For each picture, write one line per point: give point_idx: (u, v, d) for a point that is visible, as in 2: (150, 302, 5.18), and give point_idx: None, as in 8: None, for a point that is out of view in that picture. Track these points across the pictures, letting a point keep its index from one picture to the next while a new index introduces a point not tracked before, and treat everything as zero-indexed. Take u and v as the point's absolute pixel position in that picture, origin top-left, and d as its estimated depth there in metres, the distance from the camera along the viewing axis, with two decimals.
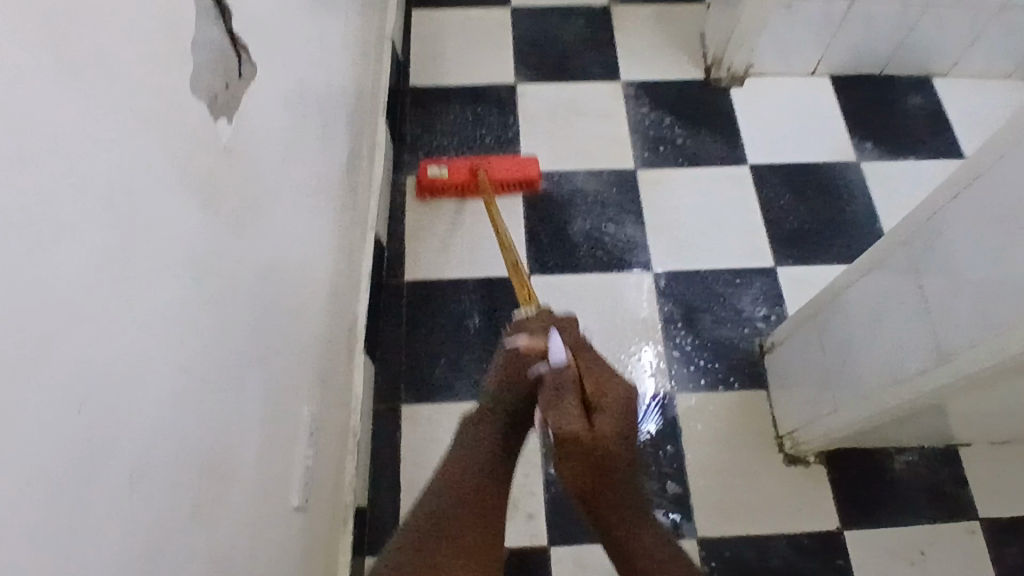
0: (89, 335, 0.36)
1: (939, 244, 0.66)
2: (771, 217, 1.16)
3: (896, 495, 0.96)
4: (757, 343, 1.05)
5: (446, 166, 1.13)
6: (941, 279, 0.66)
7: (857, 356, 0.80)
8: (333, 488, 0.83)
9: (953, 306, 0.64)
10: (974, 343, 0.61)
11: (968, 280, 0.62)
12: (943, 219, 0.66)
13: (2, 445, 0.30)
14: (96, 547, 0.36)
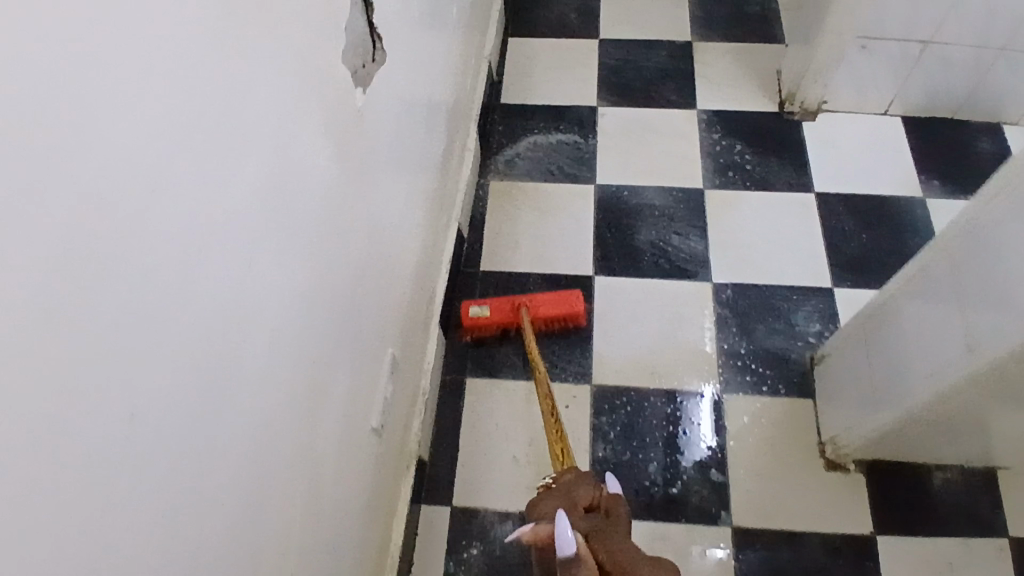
0: (264, 215, 0.48)
1: (969, 252, 0.72)
2: (831, 242, 1.21)
3: (929, 507, 1.00)
4: (808, 356, 1.10)
5: (488, 306, 1.08)
6: (975, 279, 0.71)
7: (899, 359, 0.85)
8: (402, 432, 0.93)
9: (984, 302, 0.69)
10: (1003, 333, 0.66)
11: (998, 276, 0.67)
12: (978, 225, 0.71)
13: (216, 274, 0.41)
14: (251, 375, 0.47)
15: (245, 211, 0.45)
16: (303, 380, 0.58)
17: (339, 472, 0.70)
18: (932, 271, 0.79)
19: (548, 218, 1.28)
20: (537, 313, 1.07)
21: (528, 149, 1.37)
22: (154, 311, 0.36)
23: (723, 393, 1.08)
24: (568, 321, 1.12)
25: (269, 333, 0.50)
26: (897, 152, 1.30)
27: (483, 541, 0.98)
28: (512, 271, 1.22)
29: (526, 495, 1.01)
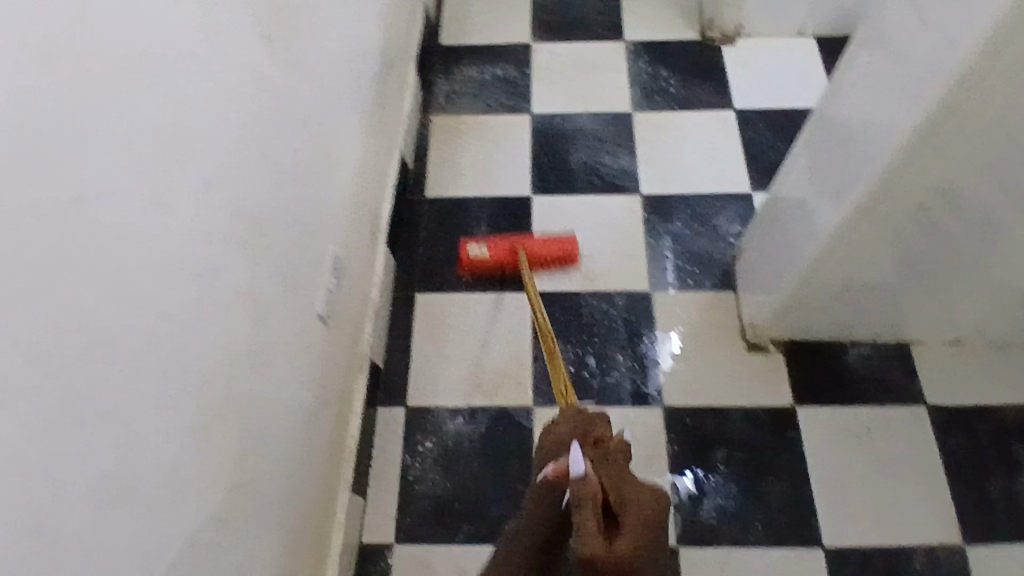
0: (191, 61, 0.56)
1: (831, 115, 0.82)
2: (751, 153, 1.31)
3: (848, 382, 1.08)
4: (729, 254, 1.20)
5: (486, 247, 1.15)
6: (842, 137, 0.80)
7: (795, 227, 0.94)
8: (352, 334, 0.99)
9: (849, 153, 0.79)
10: (862, 176, 0.75)
11: (856, 129, 0.77)
12: (841, 90, 0.81)
13: (122, 105, 0.48)
14: (173, 209, 0.54)
15: (171, 50, 0.53)
16: (238, 243, 0.64)
17: (287, 344, 0.76)
18: (812, 140, 0.89)
19: (488, 147, 1.34)
20: (532, 254, 1.15)
21: (468, 86, 1.42)
22: (59, 119, 0.42)
23: (653, 290, 1.17)
24: (562, 263, 1.19)
25: (203, 171, 0.58)
26: (811, 69, 1.40)
27: (437, 435, 1.06)
28: (455, 195, 1.29)
29: (475, 393, 1.09)
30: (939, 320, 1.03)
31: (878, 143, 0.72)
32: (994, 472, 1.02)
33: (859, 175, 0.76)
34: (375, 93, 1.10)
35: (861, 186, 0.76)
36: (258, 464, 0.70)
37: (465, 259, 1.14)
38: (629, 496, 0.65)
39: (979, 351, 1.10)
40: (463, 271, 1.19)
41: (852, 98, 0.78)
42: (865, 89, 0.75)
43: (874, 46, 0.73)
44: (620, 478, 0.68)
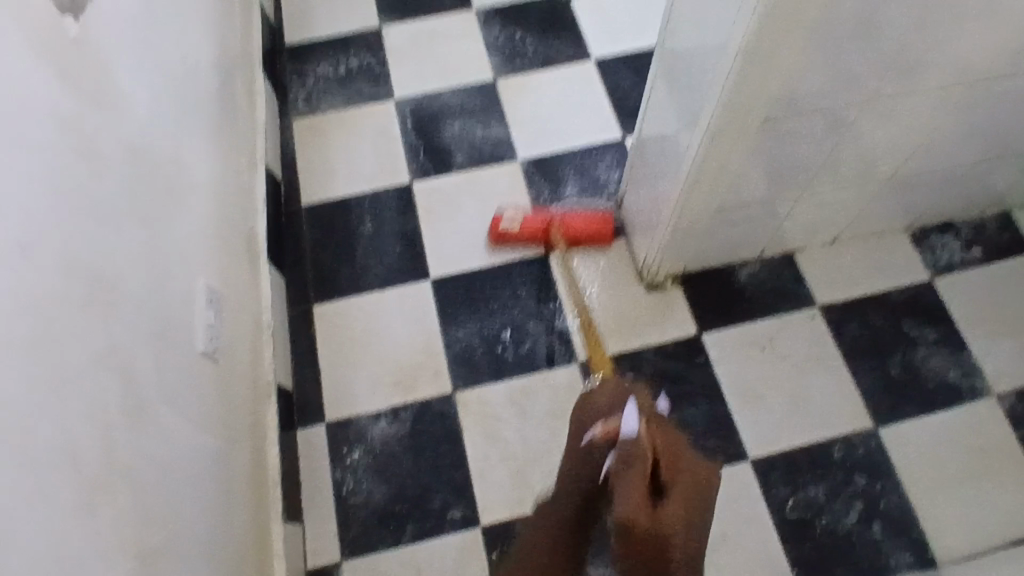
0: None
1: (676, 48, 0.84)
2: (617, 99, 1.32)
3: (745, 299, 1.13)
4: (614, 201, 1.23)
5: (519, 216, 1.15)
6: (687, 69, 0.82)
7: (665, 164, 0.96)
8: (250, 363, 0.95)
9: (695, 82, 0.80)
10: (707, 104, 0.77)
11: (697, 59, 0.78)
12: (678, 22, 0.82)
13: None
14: None
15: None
16: (79, 301, 0.59)
17: (171, 392, 0.72)
18: (664, 72, 0.90)
19: (357, 142, 1.30)
20: (567, 226, 1.14)
21: (324, 83, 1.37)
22: None
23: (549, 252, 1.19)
24: (597, 242, 1.17)
25: (15, 236, 0.52)
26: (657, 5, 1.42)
27: (365, 443, 1.04)
28: (333, 198, 1.24)
29: (394, 392, 1.07)
30: (814, 222, 1.08)
31: (716, 71, 0.74)
32: (889, 352, 1.09)
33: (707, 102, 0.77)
34: (218, 108, 1.03)
35: (709, 114, 0.78)
36: (164, 523, 0.66)
37: (498, 227, 1.14)
38: (687, 471, 0.63)
39: (856, 243, 1.17)
40: (495, 243, 1.17)
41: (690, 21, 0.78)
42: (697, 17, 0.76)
43: None
44: (677, 450, 0.66)
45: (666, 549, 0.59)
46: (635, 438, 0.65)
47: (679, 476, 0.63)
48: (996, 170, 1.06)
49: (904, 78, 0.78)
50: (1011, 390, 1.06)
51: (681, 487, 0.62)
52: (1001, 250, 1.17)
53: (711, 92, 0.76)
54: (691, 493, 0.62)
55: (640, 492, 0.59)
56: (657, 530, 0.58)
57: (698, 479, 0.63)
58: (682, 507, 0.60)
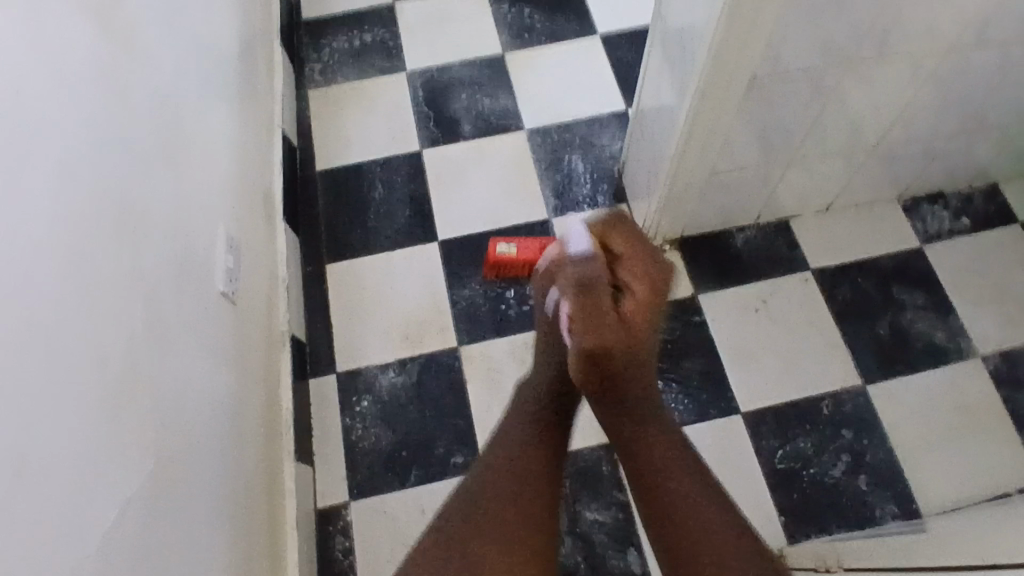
0: (21, 53, 0.55)
1: (673, 10, 0.88)
2: (621, 73, 1.37)
3: (740, 263, 1.17)
4: (616, 170, 1.27)
5: (515, 244, 1.15)
6: (681, 30, 0.86)
7: (661, 125, 1.00)
8: (265, 311, 1.01)
9: (688, 42, 0.85)
10: (697, 62, 0.82)
11: (690, 19, 0.83)
12: None
13: None
14: (36, 195, 0.54)
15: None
16: (111, 225, 0.65)
17: (190, 324, 0.77)
18: (662, 38, 0.95)
19: (370, 112, 1.35)
20: None
21: (339, 55, 1.42)
22: None
23: (552, 217, 1.23)
24: None
25: (56, 161, 0.57)
26: None
27: (372, 392, 1.09)
28: (346, 164, 1.30)
29: (401, 346, 1.13)
30: (807, 188, 1.12)
31: (705, 28, 0.78)
32: (879, 315, 1.13)
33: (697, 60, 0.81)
34: (238, 71, 1.08)
35: (699, 72, 0.82)
36: (183, 438, 0.71)
37: (494, 253, 1.13)
38: (644, 274, 0.72)
39: (850, 211, 1.21)
40: (489, 273, 1.16)
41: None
42: None
43: None
44: (640, 253, 0.74)
45: (630, 360, 0.70)
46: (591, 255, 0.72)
47: (635, 282, 0.72)
48: (985, 139, 1.09)
49: (886, 38, 0.81)
50: (996, 352, 1.09)
51: (638, 294, 0.71)
52: (992, 220, 1.20)
53: (700, 49, 0.80)
54: (650, 296, 0.72)
55: (604, 314, 0.69)
56: (629, 334, 0.69)
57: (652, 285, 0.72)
58: (642, 300, 0.71)
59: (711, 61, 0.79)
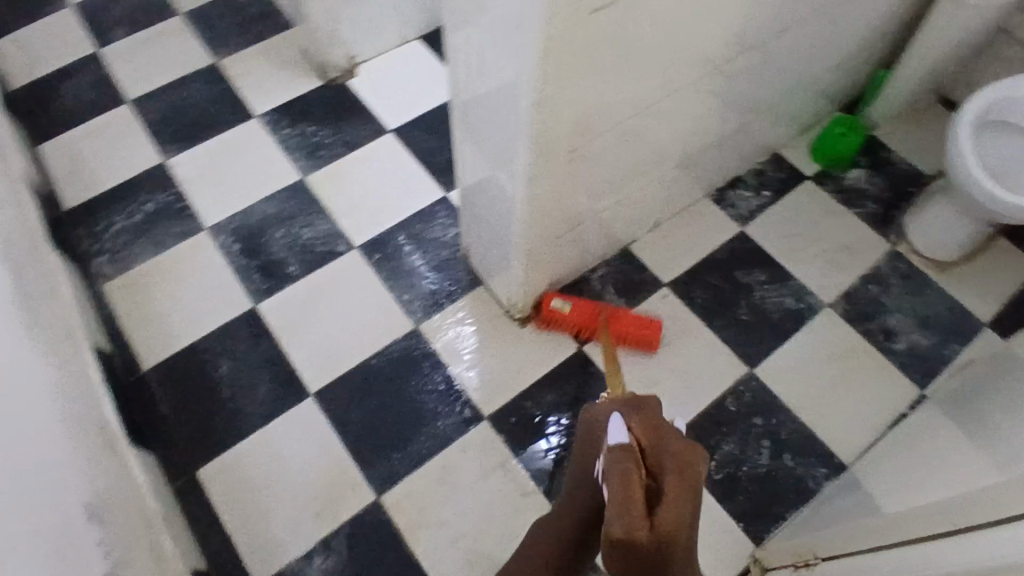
0: None
1: (471, 104, 0.91)
2: (426, 160, 1.38)
3: (605, 301, 1.22)
4: (459, 255, 1.27)
5: (570, 302, 1.14)
6: (486, 119, 0.89)
7: (494, 206, 1.02)
8: (153, 559, 0.85)
9: (498, 130, 0.87)
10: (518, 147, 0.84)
11: (493, 109, 0.85)
12: (465, 80, 0.88)
13: None
14: None
15: None
16: None
17: None
18: (466, 131, 0.97)
19: (183, 283, 1.22)
20: (616, 327, 1.13)
21: (125, 235, 1.28)
22: None
23: (417, 324, 1.19)
24: (643, 345, 1.16)
25: None
26: (431, 65, 1.50)
27: None
28: (178, 349, 1.16)
29: (318, 523, 1.02)
30: (637, 215, 1.20)
31: (515, 114, 0.80)
32: (737, 302, 1.23)
33: (517, 143, 0.84)
34: (19, 300, 0.93)
35: (523, 155, 0.84)
36: None
37: (546, 309, 1.14)
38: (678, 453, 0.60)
39: (674, 219, 1.31)
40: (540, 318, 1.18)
41: (475, 79, 0.85)
42: (479, 73, 0.83)
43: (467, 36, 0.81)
44: (661, 435, 0.62)
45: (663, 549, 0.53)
46: (623, 450, 0.59)
47: (670, 469, 0.58)
48: (756, 123, 1.24)
49: (663, 76, 0.89)
50: (839, 298, 1.24)
51: (669, 486, 0.55)
52: (784, 186, 1.36)
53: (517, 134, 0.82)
54: (689, 488, 0.56)
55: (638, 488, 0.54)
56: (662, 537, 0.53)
57: (690, 466, 0.58)
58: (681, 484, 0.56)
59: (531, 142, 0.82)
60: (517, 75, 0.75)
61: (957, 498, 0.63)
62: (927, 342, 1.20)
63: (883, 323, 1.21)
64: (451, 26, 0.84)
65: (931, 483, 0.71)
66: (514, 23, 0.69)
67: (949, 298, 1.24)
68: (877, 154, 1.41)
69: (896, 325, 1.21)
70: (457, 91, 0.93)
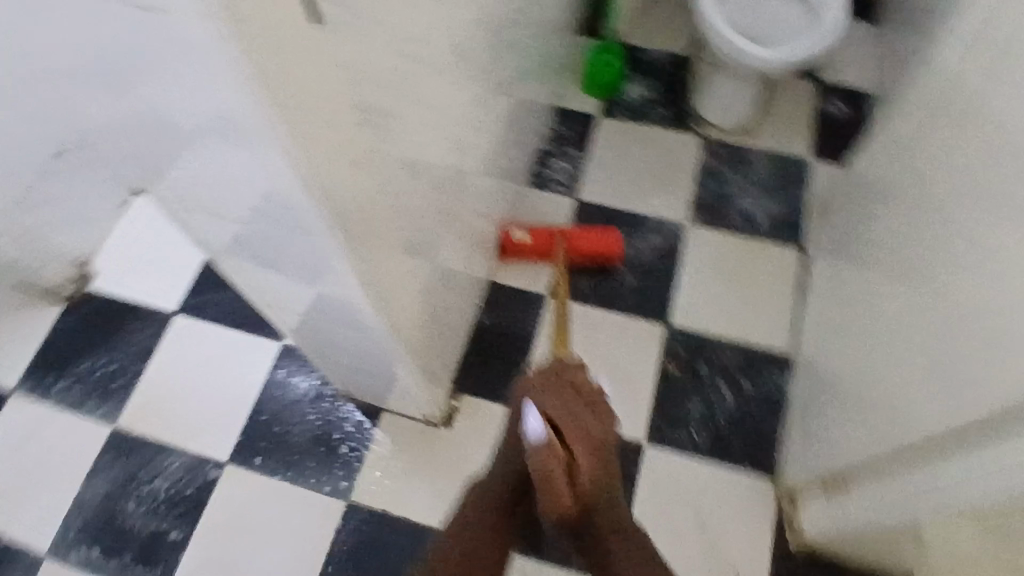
0: None
1: (268, 284, 0.72)
2: (237, 320, 1.17)
3: (506, 350, 1.15)
4: (339, 399, 1.11)
5: (527, 231, 1.16)
6: (301, 294, 0.71)
7: (358, 351, 0.87)
8: None
9: (323, 299, 0.70)
10: (362, 305, 0.69)
11: (305, 286, 0.68)
12: (247, 267, 0.70)
13: None
14: None
15: None
16: None
17: None
18: (279, 305, 0.79)
19: None
20: (571, 244, 1.15)
21: None
22: None
23: (348, 497, 1.05)
24: (603, 262, 1.17)
25: None
26: None
27: None
28: None
29: None
30: (484, 253, 1.10)
31: (341, 285, 0.64)
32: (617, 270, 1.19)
33: (360, 304, 0.68)
34: None
35: (373, 310, 0.70)
36: None
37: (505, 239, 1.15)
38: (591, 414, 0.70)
39: (514, 227, 1.23)
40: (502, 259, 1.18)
41: (266, 266, 0.67)
42: (263, 259, 0.65)
43: (222, 230, 0.62)
44: (567, 403, 0.70)
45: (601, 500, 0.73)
46: (545, 444, 0.67)
47: (578, 446, 0.68)
48: (532, 98, 1.16)
49: (454, 141, 0.77)
50: (693, 210, 1.24)
51: (580, 459, 0.68)
52: (584, 135, 1.32)
53: (353, 297, 0.67)
54: (592, 450, 0.69)
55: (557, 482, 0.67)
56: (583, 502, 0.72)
57: (593, 441, 0.69)
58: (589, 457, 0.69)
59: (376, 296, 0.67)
60: (322, 257, 0.58)
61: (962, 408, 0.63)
62: (780, 204, 1.24)
63: (739, 211, 1.24)
64: (198, 224, 0.64)
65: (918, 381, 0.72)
66: (291, 218, 0.52)
67: (773, 155, 1.28)
68: (638, 57, 1.39)
69: (750, 206, 1.24)
70: (248, 275, 0.73)
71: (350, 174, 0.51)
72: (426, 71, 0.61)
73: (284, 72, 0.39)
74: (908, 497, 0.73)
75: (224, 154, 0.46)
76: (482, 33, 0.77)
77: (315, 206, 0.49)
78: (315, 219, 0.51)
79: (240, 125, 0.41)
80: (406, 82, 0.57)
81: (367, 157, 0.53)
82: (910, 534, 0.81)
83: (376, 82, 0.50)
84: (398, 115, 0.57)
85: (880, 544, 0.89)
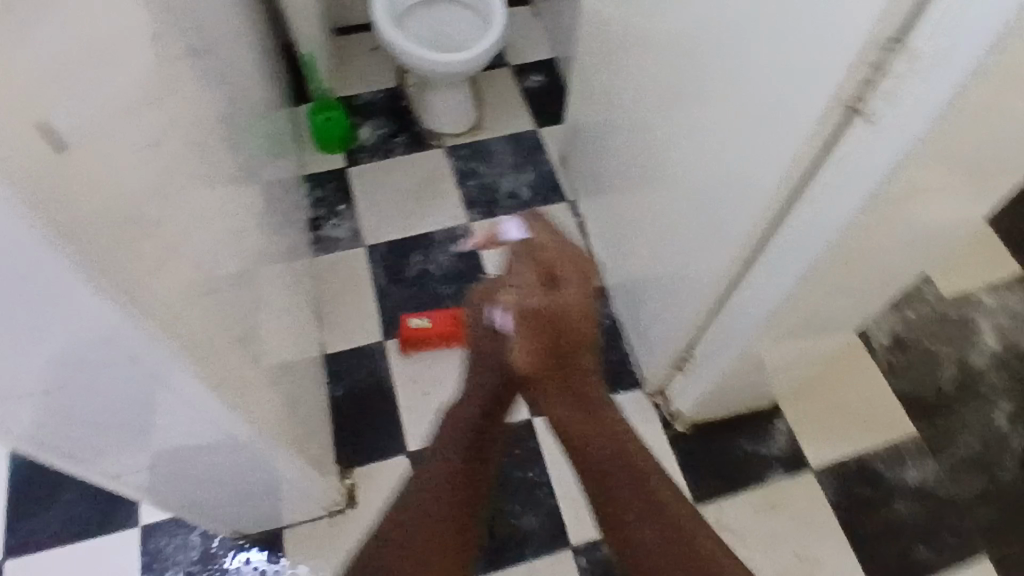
0: None
1: (110, 453, 0.69)
2: (80, 530, 1.04)
3: (372, 408, 1.15)
4: (233, 544, 1.04)
5: (427, 317, 1.19)
6: (150, 442, 0.69)
7: (232, 477, 0.84)
8: None
9: (178, 432, 0.69)
10: (222, 420, 0.68)
11: (154, 427, 0.66)
12: (79, 445, 0.66)
13: None
14: None
15: None
16: None
17: None
18: (132, 476, 0.75)
19: None
20: None
21: None
22: None
23: None
24: None
25: None
26: None
27: None
28: None
29: None
30: (306, 331, 1.10)
31: (193, 405, 0.64)
32: (432, 290, 1.26)
33: (219, 417, 0.67)
34: None
35: (235, 421, 0.70)
36: None
37: (407, 325, 1.17)
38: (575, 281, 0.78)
39: (321, 299, 1.24)
40: (408, 350, 1.18)
41: (102, 427, 0.63)
42: (95, 421, 0.62)
43: (38, 415, 0.59)
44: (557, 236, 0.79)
45: (573, 354, 0.80)
46: (528, 245, 0.79)
47: (574, 296, 0.78)
48: (280, 176, 1.17)
49: (232, 238, 0.78)
50: (468, 210, 1.34)
51: (575, 287, 0.78)
52: (341, 190, 1.36)
53: (208, 416, 0.67)
54: (584, 275, 0.79)
55: (529, 339, 0.76)
56: (559, 347, 0.78)
57: (580, 310, 0.78)
58: (570, 267, 0.78)
59: (231, 401, 0.67)
60: (170, 376, 0.59)
61: (731, 249, 0.80)
62: (533, 173, 1.39)
63: (505, 193, 1.37)
64: (21, 424, 0.60)
65: (696, 247, 0.88)
66: (113, 351, 0.52)
67: (508, 138, 1.43)
68: (355, 104, 1.47)
69: (511, 185, 1.38)
70: (79, 455, 0.68)
71: (158, 285, 0.52)
72: (177, 176, 0.62)
73: (61, 203, 0.41)
74: (736, 328, 0.90)
75: (26, 316, 0.46)
76: (210, 128, 0.77)
77: (136, 323, 0.50)
78: (140, 341, 0.52)
79: (49, 273, 0.43)
80: (161, 191, 0.57)
81: (163, 270, 0.54)
82: (755, 365, 0.97)
83: (136, 199, 0.51)
84: (171, 225, 0.58)
85: (738, 391, 1.06)
